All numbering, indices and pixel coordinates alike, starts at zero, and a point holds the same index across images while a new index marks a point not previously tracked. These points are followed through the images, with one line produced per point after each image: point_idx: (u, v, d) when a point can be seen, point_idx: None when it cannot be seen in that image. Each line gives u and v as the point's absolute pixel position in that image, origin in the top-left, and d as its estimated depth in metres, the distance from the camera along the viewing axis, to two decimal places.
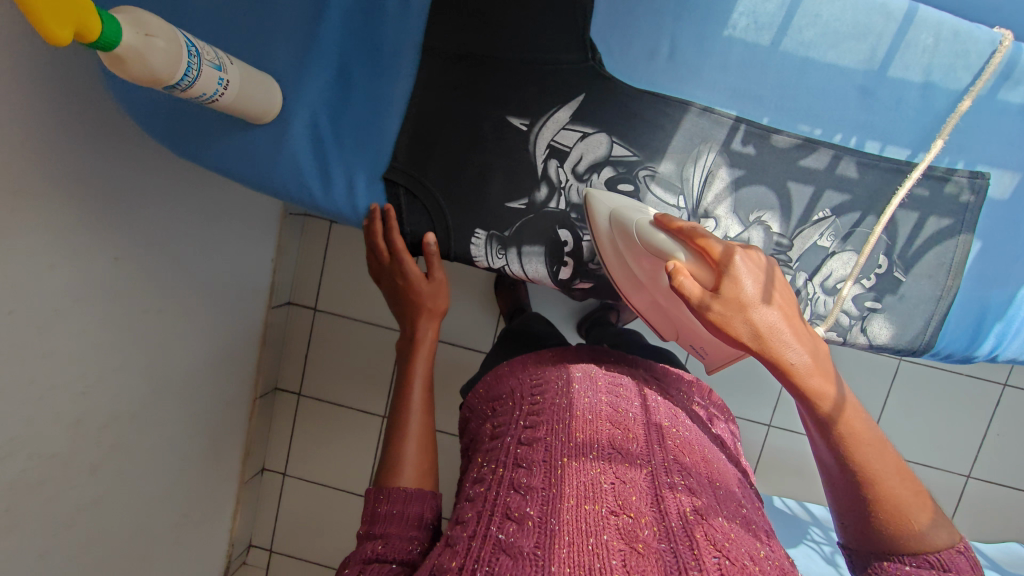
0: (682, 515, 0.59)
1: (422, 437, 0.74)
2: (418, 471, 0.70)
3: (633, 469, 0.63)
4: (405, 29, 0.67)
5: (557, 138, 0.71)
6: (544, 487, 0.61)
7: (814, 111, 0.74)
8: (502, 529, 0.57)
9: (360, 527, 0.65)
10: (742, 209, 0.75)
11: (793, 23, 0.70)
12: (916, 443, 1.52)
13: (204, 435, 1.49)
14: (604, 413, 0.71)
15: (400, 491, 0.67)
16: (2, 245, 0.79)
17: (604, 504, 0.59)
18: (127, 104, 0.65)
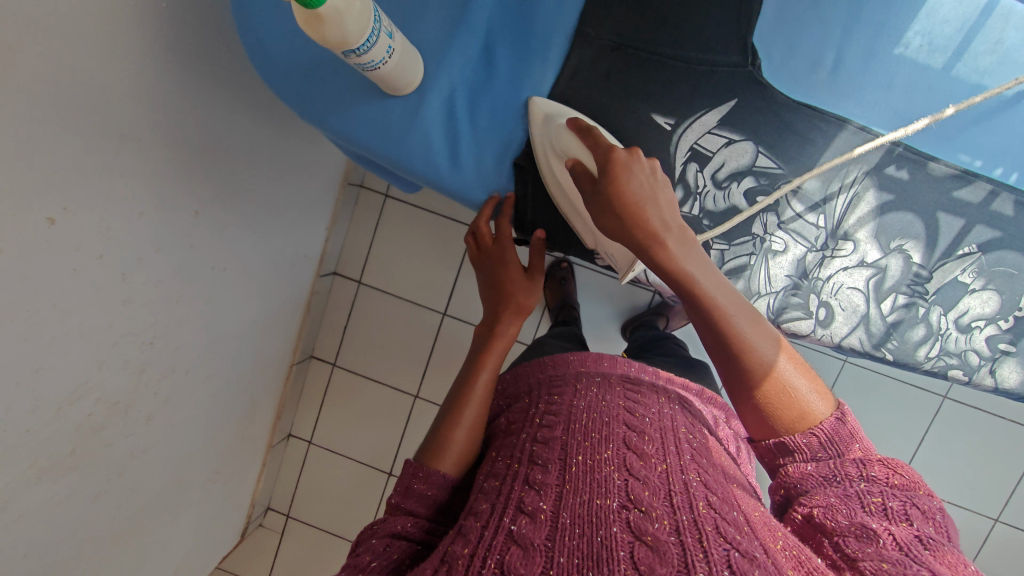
0: (694, 509, 0.53)
1: (474, 427, 0.72)
2: (461, 461, 0.70)
3: (649, 467, 0.58)
4: (561, 12, 0.62)
5: (702, 142, 0.63)
6: (559, 484, 0.56)
7: (978, 142, 0.60)
8: (515, 522, 0.53)
9: (393, 497, 0.66)
10: (885, 235, 0.62)
11: (969, 47, 0.58)
12: (952, 482, 1.40)
13: (244, 395, 1.47)
14: (621, 415, 0.65)
15: (439, 476, 0.67)
16: (98, 181, 0.76)
17: (614, 498, 0.54)
18: (266, 64, 0.63)
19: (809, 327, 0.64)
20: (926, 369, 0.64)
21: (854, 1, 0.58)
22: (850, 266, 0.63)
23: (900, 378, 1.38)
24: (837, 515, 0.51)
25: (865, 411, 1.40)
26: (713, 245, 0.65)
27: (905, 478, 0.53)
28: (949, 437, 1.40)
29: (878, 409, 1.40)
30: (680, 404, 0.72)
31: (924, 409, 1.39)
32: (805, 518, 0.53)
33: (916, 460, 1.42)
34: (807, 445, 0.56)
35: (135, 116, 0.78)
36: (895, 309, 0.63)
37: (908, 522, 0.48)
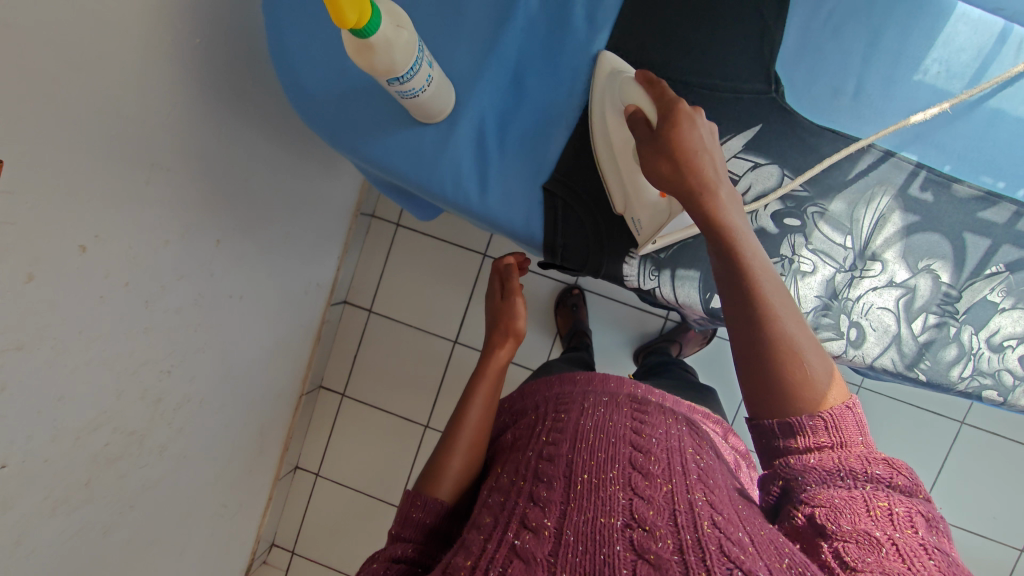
0: (698, 528, 0.51)
1: (469, 452, 0.72)
2: (458, 488, 0.70)
3: (654, 487, 0.56)
4: (588, 45, 0.65)
5: (727, 166, 0.64)
6: (564, 501, 0.56)
7: (999, 164, 0.61)
8: (519, 537, 0.53)
9: (392, 527, 0.66)
10: (912, 255, 0.62)
11: (985, 74, 0.60)
12: (977, 513, 1.37)
13: (253, 426, 1.44)
14: (627, 434, 0.64)
15: (434, 504, 0.66)
16: (128, 210, 0.78)
17: (618, 517, 0.53)
18: (299, 91, 0.65)
19: (841, 348, 0.63)
20: (960, 391, 0.63)
21: (872, 32, 0.61)
22: (878, 286, 0.63)
23: (917, 404, 1.37)
24: (839, 517, 0.48)
25: (882, 438, 1.39)
26: None
27: (908, 478, 0.50)
28: (968, 464, 1.38)
29: (895, 435, 1.39)
30: (687, 424, 0.71)
31: (941, 435, 1.38)
32: (802, 521, 0.50)
33: (941, 490, 1.39)
34: (812, 429, 0.51)
35: (167, 146, 0.80)
36: (926, 328, 0.62)
37: (914, 529, 0.46)
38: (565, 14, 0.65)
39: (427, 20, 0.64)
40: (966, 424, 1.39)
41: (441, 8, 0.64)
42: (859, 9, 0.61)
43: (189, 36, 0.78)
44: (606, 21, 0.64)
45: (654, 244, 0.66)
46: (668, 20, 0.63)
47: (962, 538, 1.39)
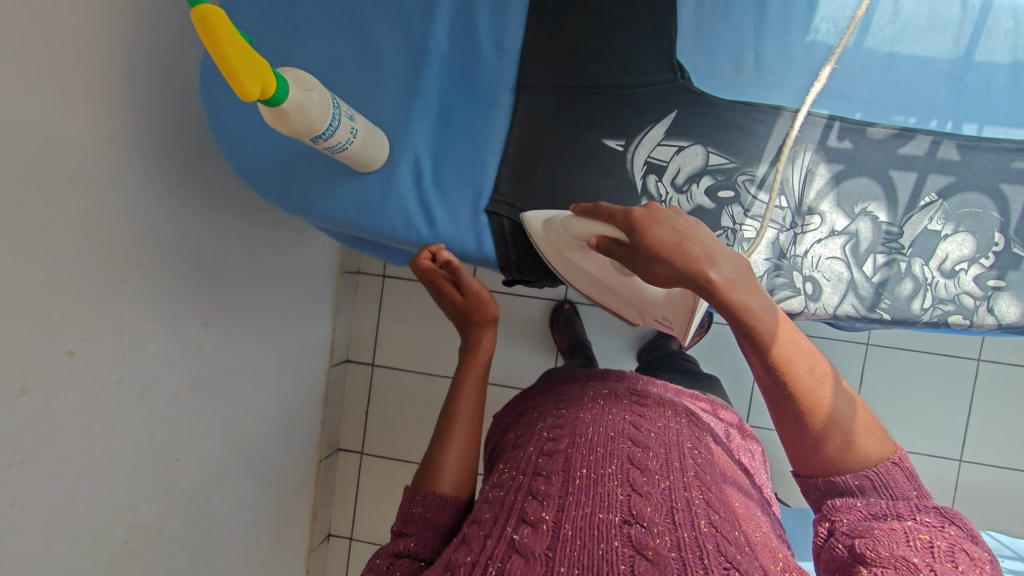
0: (696, 527, 0.53)
1: (466, 452, 0.68)
2: (460, 481, 0.66)
3: (652, 483, 0.57)
4: (501, 71, 0.69)
5: (654, 154, 0.67)
6: (562, 495, 0.56)
7: (904, 101, 0.63)
8: (518, 532, 0.53)
9: (393, 525, 0.63)
10: (846, 202, 0.64)
11: (871, 22, 0.63)
12: (1013, 448, 1.34)
13: (275, 500, 1.45)
14: (625, 430, 0.64)
15: (437, 499, 0.63)
16: (110, 310, 0.81)
17: (617, 512, 0.53)
18: (247, 167, 0.70)
19: (801, 305, 0.65)
20: (925, 323, 0.64)
21: (758, 7, 0.65)
22: (822, 238, 0.64)
23: (924, 349, 1.36)
24: (877, 545, 0.45)
25: (900, 391, 1.37)
26: None
27: (962, 529, 0.47)
28: (991, 401, 1.35)
29: (910, 386, 1.37)
30: (684, 416, 0.72)
31: (958, 377, 1.35)
32: (840, 548, 0.48)
33: (972, 432, 1.36)
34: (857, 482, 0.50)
35: (140, 243, 0.85)
36: (877, 268, 0.64)
37: (954, 564, 0.43)
38: (475, 48, 0.69)
39: (348, 79, 0.68)
40: (981, 360, 1.37)
41: (360, 67, 0.68)
42: None
43: (142, 139, 0.83)
44: (514, 45, 0.68)
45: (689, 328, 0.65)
46: (570, 34, 0.67)
47: (1005, 477, 1.35)
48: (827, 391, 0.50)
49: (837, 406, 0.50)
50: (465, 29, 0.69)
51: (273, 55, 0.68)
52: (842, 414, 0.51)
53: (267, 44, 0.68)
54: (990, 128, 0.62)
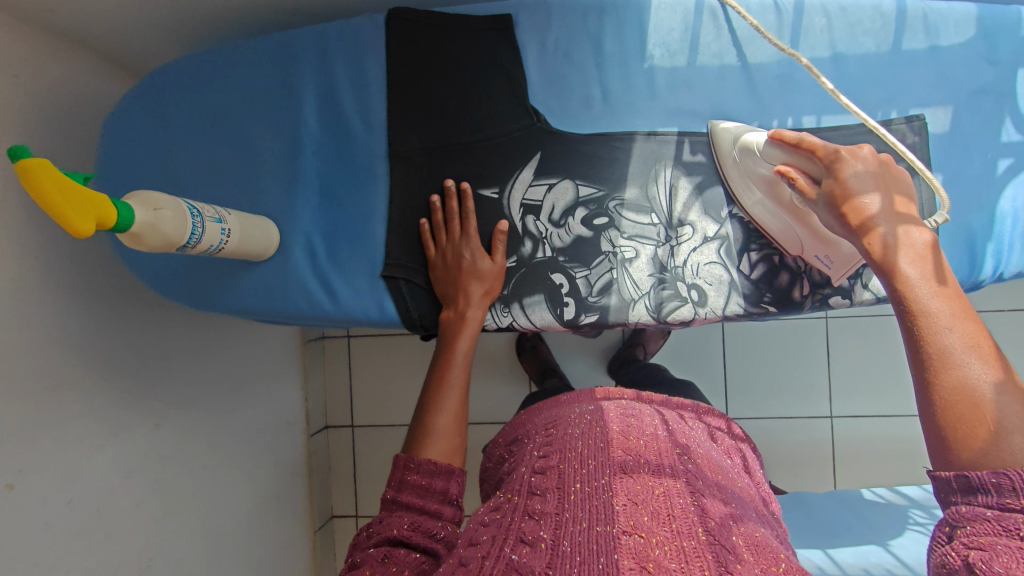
0: (695, 536, 0.47)
1: (459, 412, 0.64)
2: (452, 447, 0.61)
3: (647, 491, 0.52)
4: (372, 142, 0.72)
5: (528, 195, 0.70)
6: (558, 512, 0.50)
7: (744, 107, 0.67)
8: (516, 551, 0.46)
9: (384, 493, 0.57)
10: (712, 209, 0.67)
11: (698, 41, 0.67)
12: None
13: None
14: (615, 438, 0.59)
15: (429, 462, 0.58)
16: (46, 437, 0.82)
17: (615, 524, 0.48)
18: (152, 274, 0.73)
19: (691, 312, 0.68)
20: (811, 307, 0.67)
21: (595, 43, 0.68)
22: (697, 246, 0.68)
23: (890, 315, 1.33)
24: (996, 562, 0.36)
25: (877, 360, 1.31)
26: (578, 274, 0.70)
27: None
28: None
29: (885, 353, 1.32)
30: (674, 422, 0.67)
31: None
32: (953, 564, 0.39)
33: None
34: (995, 479, 0.40)
35: (67, 363, 0.85)
36: (753, 266, 0.66)
37: None
38: (344, 125, 0.72)
39: (231, 179, 0.72)
40: None
41: (239, 163, 0.72)
42: (576, 30, 0.68)
43: (55, 262, 0.85)
44: (380, 117, 0.71)
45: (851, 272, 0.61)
46: (428, 97, 0.71)
47: None
48: (971, 364, 0.43)
49: (980, 379, 0.42)
50: (331, 107, 0.72)
51: (157, 168, 0.72)
52: (987, 392, 0.42)
53: (150, 159, 0.72)
54: (828, 117, 0.66)
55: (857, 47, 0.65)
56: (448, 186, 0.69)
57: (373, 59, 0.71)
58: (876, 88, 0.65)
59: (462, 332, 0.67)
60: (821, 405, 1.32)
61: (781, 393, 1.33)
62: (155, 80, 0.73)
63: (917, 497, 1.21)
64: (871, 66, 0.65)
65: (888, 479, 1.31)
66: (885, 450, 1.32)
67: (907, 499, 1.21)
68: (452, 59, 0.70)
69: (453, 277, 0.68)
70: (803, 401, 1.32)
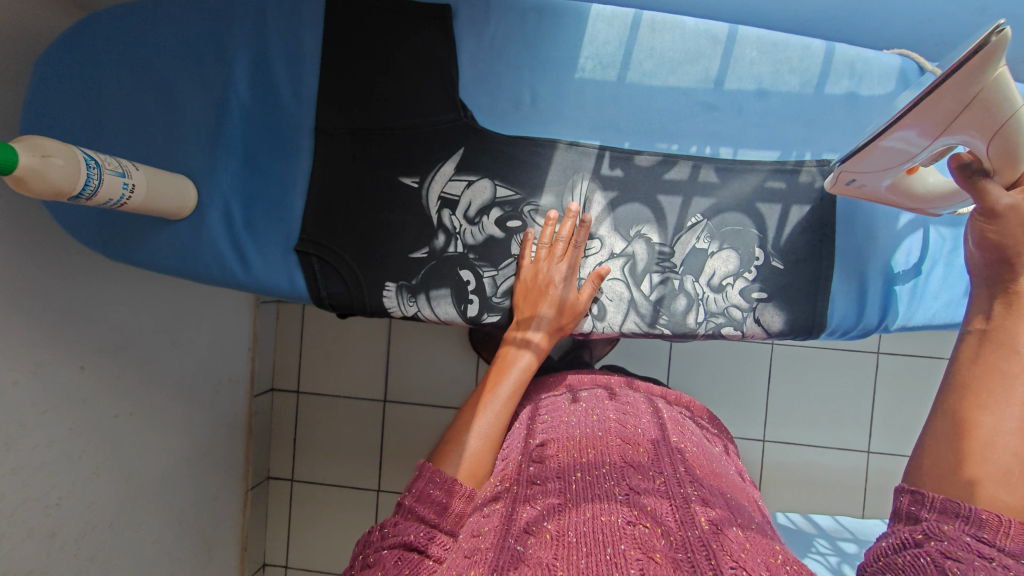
0: (698, 524, 0.46)
1: (490, 440, 0.59)
2: (475, 472, 0.57)
3: (648, 481, 0.51)
4: (301, 116, 0.72)
5: (445, 189, 0.70)
6: (560, 502, 0.49)
7: (667, 128, 0.68)
8: (520, 543, 0.44)
9: (401, 498, 0.53)
10: (622, 226, 0.68)
11: (632, 58, 0.67)
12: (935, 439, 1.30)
13: (200, 547, 1.33)
14: (614, 429, 0.59)
15: (453, 482, 0.54)
16: None
17: (620, 514, 0.46)
18: (64, 222, 0.72)
19: (589, 324, 0.68)
20: (703, 335, 0.68)
21: (531, 47, 0.69)
22: (603, 261, 0.68)
23: (832, 347, 1.34)
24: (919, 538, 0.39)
25: (809, 389, 1.31)
26: (485, 274, 0.71)
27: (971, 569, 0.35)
28: (900, 391, 1.31)
29: (826, 383, 1.32)
30: (667, 415, 0.67)
31: (859, 368, 1.32)
32: (924, 561, 0.37)
33: (897, 425, 1.31)
34: (984, 516, 0.38)
35: None
36: (654, 287, 0.67)
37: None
38: (275, 95, 0.72)
39: (155, 134, 0.72)
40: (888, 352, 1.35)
41: (164, 121, 0.72)
42: (512, 31, 0.69)
43: None
44: (311, 94, 0.72)
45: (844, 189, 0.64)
46: (360, 79, 0.71)
47: None
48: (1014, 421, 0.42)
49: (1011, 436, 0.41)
50: (263, 77, 0.72)
51: (80, 117, 0.71)
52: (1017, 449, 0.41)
53: (74, 106, 0.71)
54: (745, 150, 0.67)
55: (781, 86, 0.66)
56: (569, 210, 0.66)
57: (310, 35, 0.71)
58: (794, 128, 0.67)
59: (522, 359, 0.63)
60: (757, 427, 1.32)
61: (721, 412, 1.33)
62: (84, 24, 0.71)
63: (827, 526, 1.24)
64: (791, 107, 0.66)
65: (815, 504, 1.33)
66: (816, 478, 1.32)
67: (817, 527, 1.24)
68: (387, 43, 0.70)
69: (532, 297, 0.66)
70: (740, 421, 1.32)
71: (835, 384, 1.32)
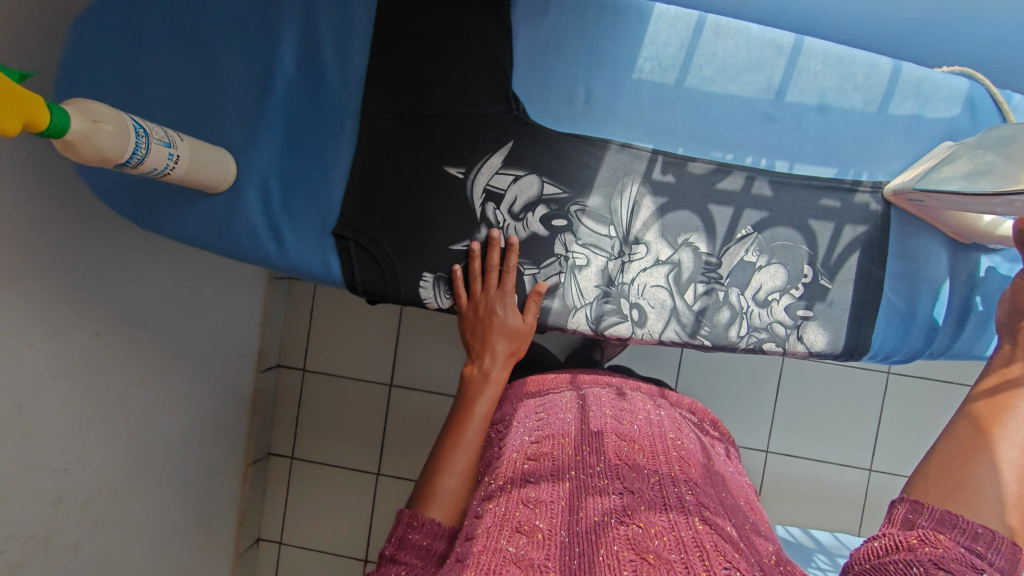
0: (693, 523, 0.46)
1: (470, 471, 0.57)
2: (458, 507, 0.54)
3: (642, 478, 0.51)
4: (347, 96, 0.70)
5: (491, 182, 0.69)
6: (554, 501, 0.49)
7: (723, 137, 0.66)
8: (513, 542, 0.45)
9: (383, 550, 0.51)
10: (670, 232, 0.67)
11: (692, 61, 0.65)
12: None
13: (200, 518, 1.32)
14: (609, 427, 0.58)
15: (435, 524, 0.52)
16: None
17: (613, 515, 0.46)
18: (98, 187, 0.70)
19: (628, 330, 0.68)
20: (743, 348, 0.67)
21: (588, 43, 0.67)
22: (647, 267, 0.67)
23: (846, 366, 1.33)
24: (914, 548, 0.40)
25: (821, 405, 1.31)
26: (526, 271, 0.69)
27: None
28: (910, 415, 1.31)
29: (837, 401, 1.31)
30: (666, 412, 0.66)
31: (870, 389, 1.32)
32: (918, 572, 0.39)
33: (903, 447, 1.31)
34: (983, 531, 0.40)
35: (14, 248, 0.79)
36: (698, 296, 0.66)
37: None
38: (321, 73, 0.70)
39: (198, 104, 0.70)
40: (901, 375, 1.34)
41: (207, 91, 0.70)
42: (570, 25, 0.67)
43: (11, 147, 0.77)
44: (359, 74, 0.70)
45: (899, 202, 0.65)
46: (410, 63, 0.69)
47: None
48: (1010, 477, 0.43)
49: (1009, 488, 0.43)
50: (310, 53, 0.70)
51: (121, 80, 0.69)
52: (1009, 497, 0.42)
53: (116, 69, 0.69)
54: (801, 165, 0.66)
55: (844, 102, 0.65)
56: (493, 237, 0.66)
57: (361, 13, 0.69)
58: (853, 146, 0.65)
59: (484, 392, 0.62)
60: (761, 438, 1.32)
61: (730, 421, 1.32)
62: None
63: (826, 541, 1.24)
64: (852, 123, 0.65)
65: (814, 519, 1.33)
66: (818, 492, 1.32)
67: (816, 542, 1.24)
68: (441, 28, 0.68)
69: (479, 331, 0.66)
70: (746, 430, 1.32)
71: (845, 402, 1.32)
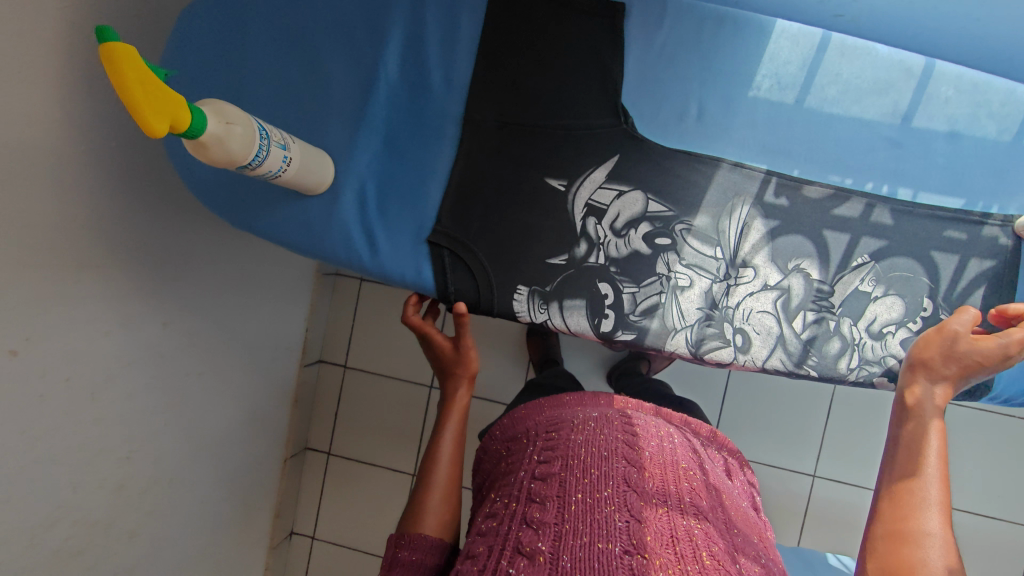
0: (700, 559, 0.44)
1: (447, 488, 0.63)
2: (443, 519, 0.60)
3: (651, 508, 0.48)
4: (450, 102, 0.69)
5: (594, 197, 0.67)
6: (558, 522, 0.47)
7: (842, 161, 0.64)
8: (513, 565, 0.44)
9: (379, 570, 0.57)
10: (781, 257, 0.64)
11: (814, 81, 0.63)
12: None
13: (241, 510, 1.31)
14: (621, 446, 0.54)
15: (422, 540, 0.58)
16: (69, 300, 0.73)
17: (618, 542, 0.44)
18: (195, 181, 0.69)
19: (730, 355, 0.65)
20: (852, 381, 0.64)
21: (704, 58, 0.65)
22: (754, 291, 0.65)
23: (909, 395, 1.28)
24: None
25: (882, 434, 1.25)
26: (624, 289, 0.67)
27: None
28: None
29: None
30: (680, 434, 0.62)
31: None
32: None
33: None
34: None
35: (105, 234, 0.76)
36: (808, 325, 0.64)
37: None
38: (426, 78, 0.69)
39: (299, 104, 0.69)
40: None
41: (309, 90, 0.69)
42: (686, 39, 0.65)
43: (103, 126, 0.73)
44: (464, 81, 0.69)
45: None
46: (517, 72, 0.67)
47: None
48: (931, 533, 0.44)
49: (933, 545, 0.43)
50: (415, 58, 0.69)
51: (226, 76, 0.68)
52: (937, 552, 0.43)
53: (222, 65, 0.68)
54: (925, 194, 0.63)
55: (974, 129, 0.63)
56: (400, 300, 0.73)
57: (469, 19, 0.68)
58: (979, 176, 0.63)
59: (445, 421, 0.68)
60: (808, 463, 1.25)
61: (784, 445, 1.27)
62: None
63: None
64: (979, 153, 0.63)
65: None
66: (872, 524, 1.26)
67: None
68: (551, 38, 0.67)
69: None
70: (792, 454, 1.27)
71: None
